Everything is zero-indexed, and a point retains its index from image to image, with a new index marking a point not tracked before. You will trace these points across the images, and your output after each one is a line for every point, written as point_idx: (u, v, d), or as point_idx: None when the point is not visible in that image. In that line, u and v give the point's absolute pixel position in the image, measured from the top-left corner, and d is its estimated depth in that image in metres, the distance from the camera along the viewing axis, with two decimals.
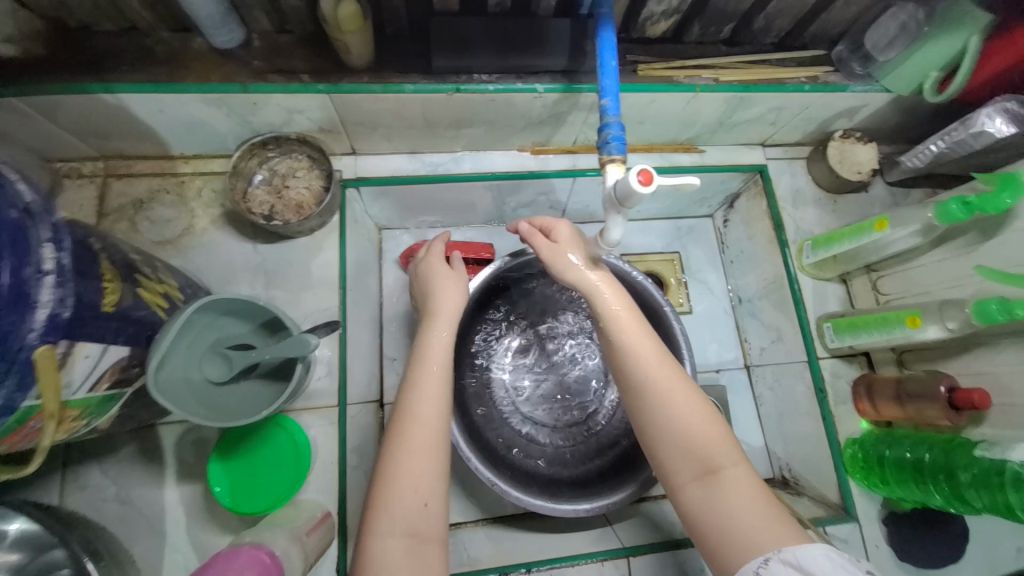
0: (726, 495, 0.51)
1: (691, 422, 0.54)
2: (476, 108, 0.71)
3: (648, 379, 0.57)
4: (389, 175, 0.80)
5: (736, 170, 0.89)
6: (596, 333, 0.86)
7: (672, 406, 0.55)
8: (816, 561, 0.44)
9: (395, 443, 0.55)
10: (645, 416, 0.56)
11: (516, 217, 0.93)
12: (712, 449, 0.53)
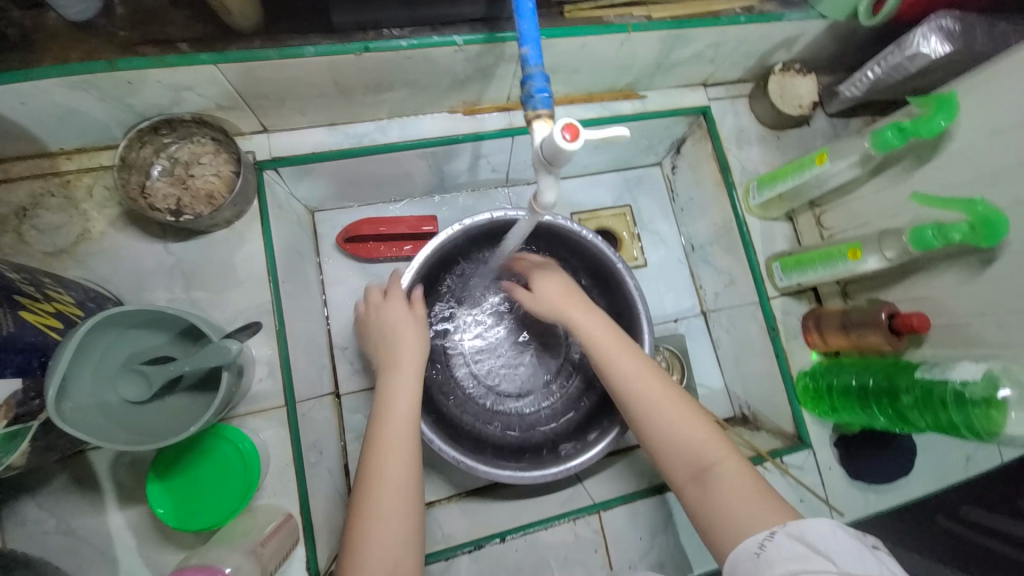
0: (717, 486, 0.53)
1: (681, 423, 0.57)
2: (393, 69, 0.64)
3: (630, 388, 0.60)
4: (308, 152, 0.73)
5: (678, 114, 0.86)
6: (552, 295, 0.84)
7: (659, 411, 0.58)
8: (819, 533, 0.45)
9: (368, 466, 0.55)
10: (638, 423, 0.59)
11: (458, 184, 0.88)
12: (699, 443, 0.55)
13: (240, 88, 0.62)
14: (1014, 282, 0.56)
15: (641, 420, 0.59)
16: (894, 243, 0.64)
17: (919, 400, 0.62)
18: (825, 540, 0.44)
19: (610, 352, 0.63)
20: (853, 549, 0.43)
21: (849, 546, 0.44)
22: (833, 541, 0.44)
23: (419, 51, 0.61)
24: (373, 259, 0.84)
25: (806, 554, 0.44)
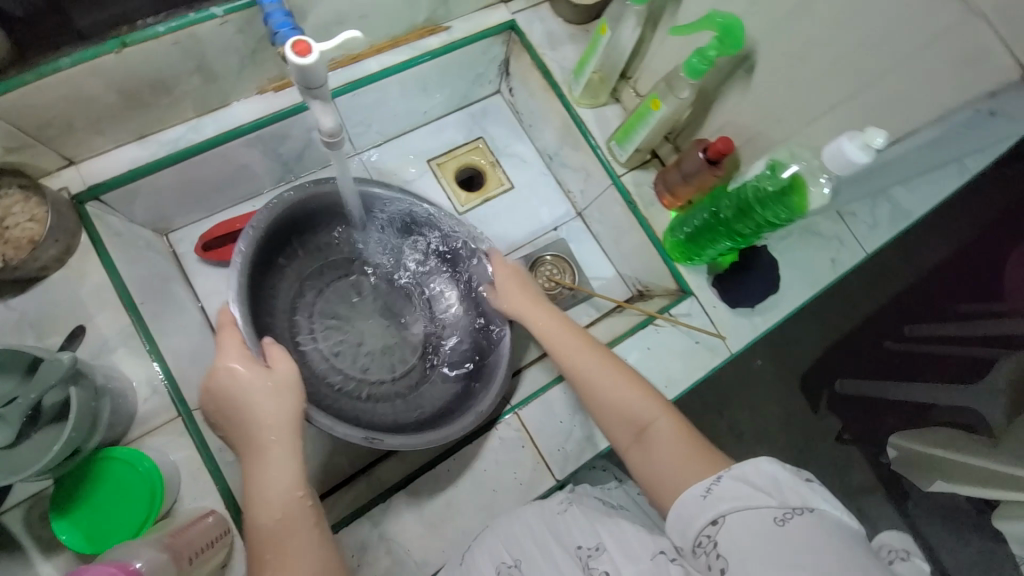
0: (656, 445, 0.60)
1: (625, 393, 0.64)
2: (167, 60, 0.64)
3: (584, 368, 0.67)
4: (126, 171, 0.72)
5: (488, 34, 0.88)
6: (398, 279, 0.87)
7: (614, 389, 0.65)
8: (761, 473, 0.52)
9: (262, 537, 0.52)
10: (591, 399, 0.66)
11: (304, 163, 0.89)
12: (643, 411, 0.63)
13: (14, 124, 0.61)
14: (773, 78, 0.62)
15: (597, 394, 0.66)
16: (682, 82, 0.70)
17: (738, 210, 0.67)
18: (766, 479, 0.51)
19: (568, 345, 0.70)
20: (786, 481, 0.50)
21: (784, 480, 0.50)
22: (770, 477, 0.51)
23: (185, 32, 0.62)
24: None
25: (748, 492, 0.50)
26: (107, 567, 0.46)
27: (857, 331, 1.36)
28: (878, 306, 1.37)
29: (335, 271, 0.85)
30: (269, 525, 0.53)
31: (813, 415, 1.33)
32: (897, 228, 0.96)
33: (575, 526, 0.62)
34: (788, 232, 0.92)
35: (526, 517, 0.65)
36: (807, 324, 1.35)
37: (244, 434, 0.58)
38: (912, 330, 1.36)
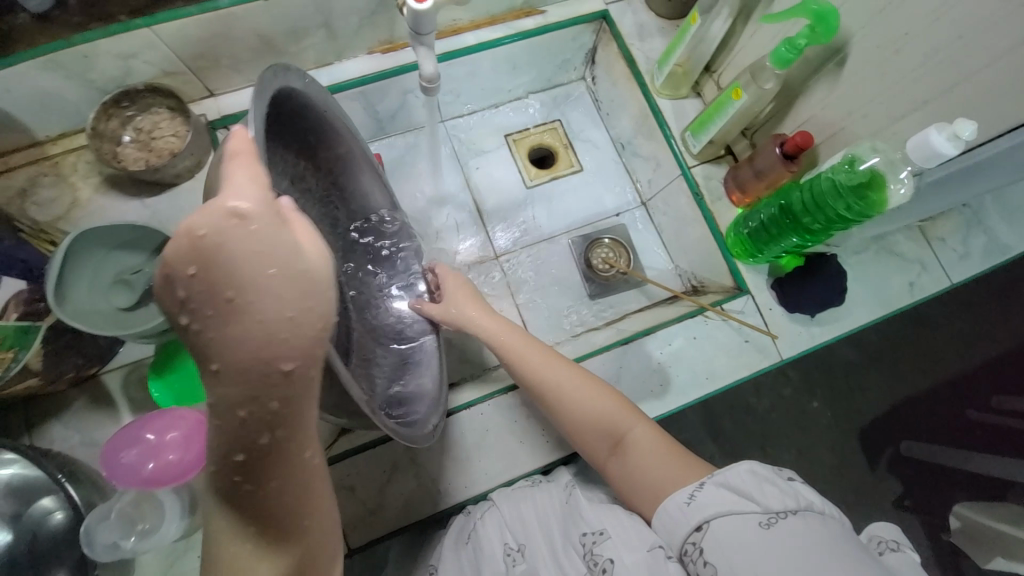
0: (633, 454, 0.60)
1: (594, 404, 0.63)
2: (302, 12, 0.75)
3: (547, 379, 0.65)
4: (251, 107, 0.83)
5: (581, 21, 0.93)
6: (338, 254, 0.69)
7: (585, 402, 0.64)
8: (740, 478, 0.52)
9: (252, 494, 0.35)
10: (562, 411, 0.65)
11: (396, 123, 0.98)
12: (616, 420, 0.62)
13: (178, 51, 0.73)
14: (863, 70, 0.62)
15: (566, 409, 0.64)
16: (767, 74, 0.71)
17: (810, 204, 0.66)
18: (745, 483, 0.52)
19: (527, 362, 0.67)
20: (768, 490, 0.51)
21: (765, 485, 0.52)
22: (751, 484, 0.52)
23: None
24: None
25: (734, 500, 0.51)
26: (195, 412, 0.54)
27: (937, 390, 1.25)
28: (964, 368, 1.26)
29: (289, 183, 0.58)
30: (248, 487, 0.34)
31: (871, 473, 1.21)
32: (990, 261, 0.89)
33: (576, 514, 0.63)
34: (864, 247, 0.86)
35: (535, 500, 0.67)
36: (880, 367, 1.24)
37: (235, 352, 0.30)
38: (1002, 403, 1.25)
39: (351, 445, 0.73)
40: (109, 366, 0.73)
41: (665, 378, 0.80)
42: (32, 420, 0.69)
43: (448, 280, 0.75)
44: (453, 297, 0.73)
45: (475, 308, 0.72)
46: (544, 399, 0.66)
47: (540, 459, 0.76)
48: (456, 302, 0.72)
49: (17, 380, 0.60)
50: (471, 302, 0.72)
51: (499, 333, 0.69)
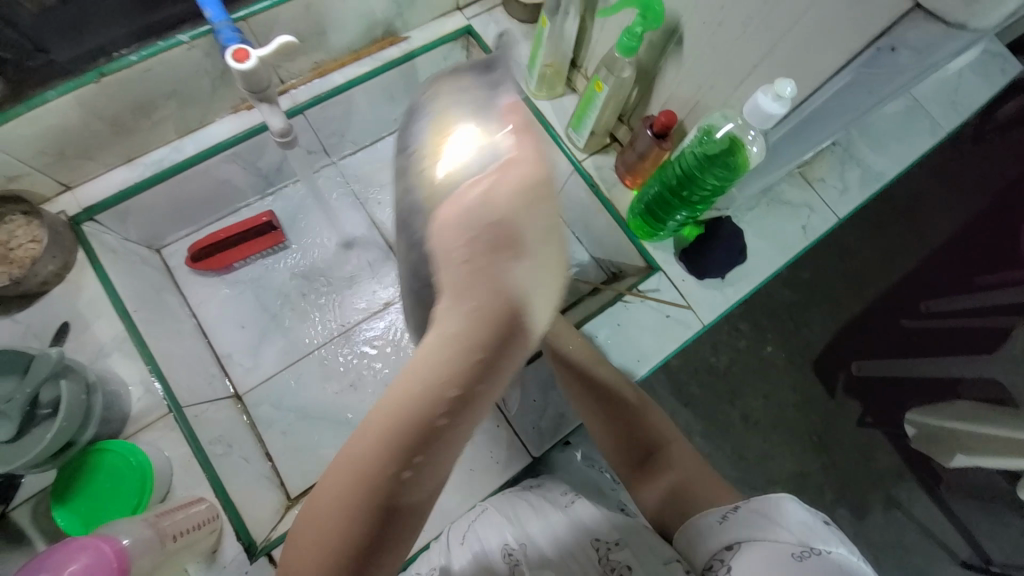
0: (664, 467, 0.63)
1: (633, 416, 0.68)
2: (143, 87, 0.71)
3: (595, 389, 0.69)
4: (117, 191, 0.79)
5: (446, 40, 0.94)
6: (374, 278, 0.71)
7: (629, 415, 0.68)
8: (781, 507, 0.50)
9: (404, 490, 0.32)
10: (602, 420, 0.69)
11: (283, 175, 0.95)
12: (655, 434, 0.67)
13: (12, 153, 0.68)
14: (697, 47, 0.65)
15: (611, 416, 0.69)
16: (621, 64, 0.73)
17: (684, 177, 0.69)
18: (787, 513, 0.49)
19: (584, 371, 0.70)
20: (805, 517, 0.49)
21: (803, 518, 0.49)
22: (787, 510, 0.50)
23: (155, 59, 0.68)
24: (229, 268, 0.91)
25: (764, 524, 0.49)
26: (96, 538, 0.52)
27: (866, 311, 1.32)
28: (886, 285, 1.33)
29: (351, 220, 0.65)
30: (406, 477, 0.32)
31: (830, 402, 1.28)
32: (868, 189, 0.96)
33: (591, 514, 0.60)
34: (755, 203, 0.91)
35: (532, 504, 0.65)
36: (807, 304, 1.31)
37: (486, 298, 0.32)
38: (931, 306, 1.32)
39: None
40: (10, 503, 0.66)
41: None
42: None
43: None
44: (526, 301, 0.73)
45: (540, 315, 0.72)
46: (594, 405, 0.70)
47: (496, 479, 0.75)
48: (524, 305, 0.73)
49: None
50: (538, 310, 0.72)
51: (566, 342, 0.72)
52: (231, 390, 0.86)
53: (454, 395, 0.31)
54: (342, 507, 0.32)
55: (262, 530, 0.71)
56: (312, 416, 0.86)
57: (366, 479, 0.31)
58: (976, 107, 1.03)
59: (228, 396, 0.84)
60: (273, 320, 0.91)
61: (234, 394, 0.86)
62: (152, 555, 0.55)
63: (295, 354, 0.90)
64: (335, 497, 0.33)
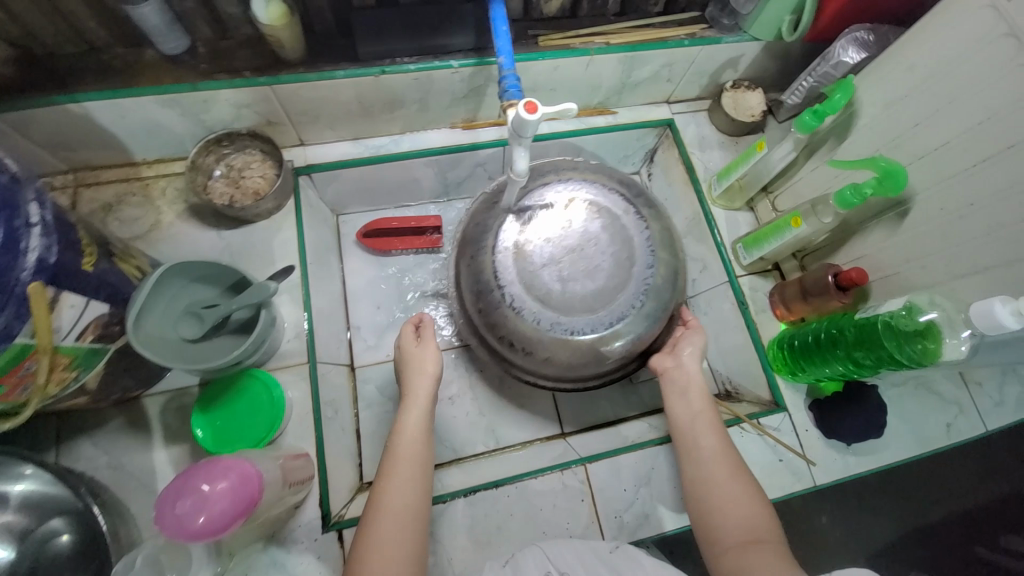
0: (756, 558, 0.56)
1: (734, 498, 0.63)
2: (403, 89, 0.82)
3: (703, 453, 0.67)
4: (337, 160, 0.89)
5: (647, 126, 1.01)
6: (527, 263, 0.73)
7: (735, 494, 0.63)
8: None
9: (392, 458, 0.65)
10: (700, 485, 0.65)
11: (459, 189, 1.03)
12: (757, 523, 0.60)
13: (287, 105, 0.79)
14: (925, 225, 0.65)
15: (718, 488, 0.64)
16: (828, 209, 0.74)
17: (861, 338, 0.69)
18: None
19: (699, 428, 0.69)
20: None
21: None
22: None
23: (424, 73, 0.79)
24: (388, 253, 0.98)
25: None
26: (242, 463, 0.53)
27: (948, 521, 1.19)
28: (984, 501, 1.19)
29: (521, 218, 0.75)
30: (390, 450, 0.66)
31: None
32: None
33: (634, 560, 0.62)
34: (903, 381, 0.87)
35: (576, 546, 0.65)
36: (900, 497, 1.20)
37: (410, 377, 0.73)
38: (1011, 542, 1.17)
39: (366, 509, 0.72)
40: (153, 389, 0.73)
41: None
42: (67, 429, 0.69)
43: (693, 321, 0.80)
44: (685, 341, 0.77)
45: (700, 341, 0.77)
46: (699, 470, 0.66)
47: None
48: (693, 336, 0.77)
49: (68, 396, 0.60)
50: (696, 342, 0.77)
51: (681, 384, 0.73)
52: (349, 360, 0.90)
53: (409, 421, 0.69)
54: (388, 484, 0.63)
55: (337, 504, 0.73)
56: None
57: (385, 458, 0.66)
58: None
59: (346, 364, 0.89)
60: (405, 311, 0.96)
61: (350, 364, 0.90)
62: (272, 489, 0.59)
63: None
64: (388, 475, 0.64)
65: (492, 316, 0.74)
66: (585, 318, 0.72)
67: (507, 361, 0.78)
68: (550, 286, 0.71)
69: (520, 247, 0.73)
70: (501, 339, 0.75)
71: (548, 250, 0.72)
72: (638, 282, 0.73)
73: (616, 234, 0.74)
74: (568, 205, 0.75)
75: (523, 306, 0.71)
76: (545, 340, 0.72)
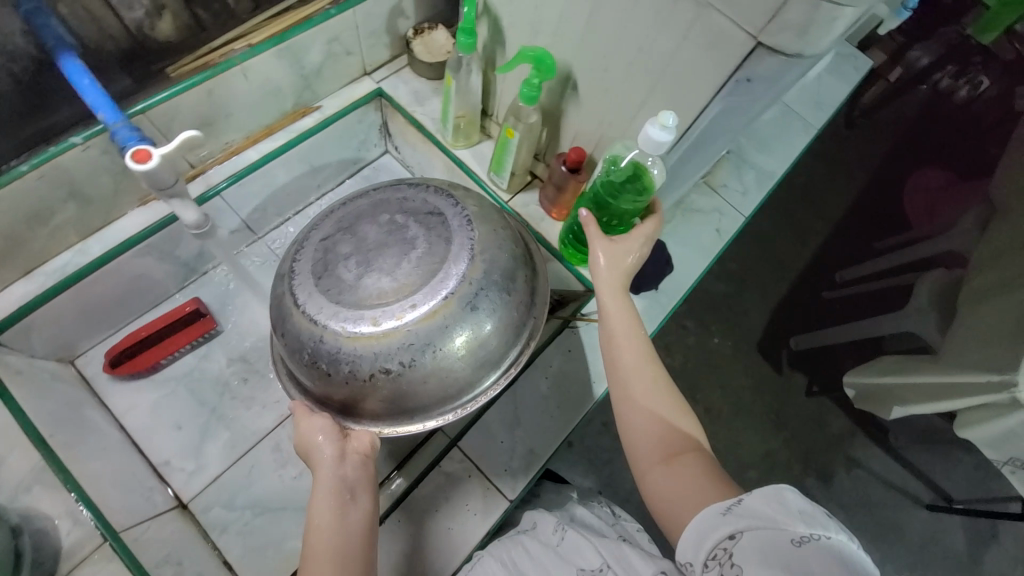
0: (687, 472, 0.54)
1: (659, 412, 0.60)
2: (38, 194, 0.67)
3: (631, 371, 0.62)
4: (15, 307, 0.72)
5: (358, 105, 0.96)
6: (351, 291, 0.66)
7: (653, 405, 0.60)
8: (780, 498, 0.44)
9: (313, 536, 0.58)
10: (630, 399, 0.61)
11: (206, 260, 0.90)
12: (681, 436, 0.58)
13: None
14: (592, 86, 0.71)
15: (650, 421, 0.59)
16: (525, 110, 0.79)
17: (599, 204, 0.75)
18: (786, 508, 0.43)
19: (623, 345, 0.64)
20: (807, 506, 0.43)
21: (802, 507, 0.43)
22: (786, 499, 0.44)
23: (48, 165, 0.65)
24: (158, 366, 0.84)
25: (765, 518, 0.43)
26: None
27: (797, 288, 1.47)
28: (810, 258, 1.50)
29: (317, 266, 0.69)
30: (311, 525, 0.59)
31: (781, 377, 1.40)
32: (765, 187, 1.05)
33: (578, 548, 0.67)
34: (670, 215, 0.99)
35: (526, 549, 0.69)
36: (756, 288, 1.47)
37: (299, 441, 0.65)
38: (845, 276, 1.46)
39: None
40: None
41: (559, 399, 0.83)
42: None
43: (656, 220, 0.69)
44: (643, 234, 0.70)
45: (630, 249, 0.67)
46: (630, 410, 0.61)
47: (479, 528, 0.74)
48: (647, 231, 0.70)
49: None
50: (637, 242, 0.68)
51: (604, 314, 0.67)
52: (174, 500, 0.78)
53: (333, 482, 0.61)
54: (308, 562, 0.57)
55: None
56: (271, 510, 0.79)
57: (313, 535, 0.58)
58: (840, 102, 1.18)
59: (172, 507, 0.76)
60: (214, 413, 0.84)
61: (177, 503, 0.78)
62: None
63: (242, 447, 0.82)
64: (310, 562, 0.57)
65: (345, 362, 0.66)
66: (443, 277, 0.67)
67: (409, 404, 0.69)
68: (378, 290, 0.66)
69: (331, 292, 0.67)
70: (373, 374, 0.66)
71: (352, 263, 0.67)
72: (456, 219, 0.72)
73: (401, 211, 0.72)
74: (338, 230, 0.71)
75: (363, 321, 0.65)
76: (413, 332, 0.65)
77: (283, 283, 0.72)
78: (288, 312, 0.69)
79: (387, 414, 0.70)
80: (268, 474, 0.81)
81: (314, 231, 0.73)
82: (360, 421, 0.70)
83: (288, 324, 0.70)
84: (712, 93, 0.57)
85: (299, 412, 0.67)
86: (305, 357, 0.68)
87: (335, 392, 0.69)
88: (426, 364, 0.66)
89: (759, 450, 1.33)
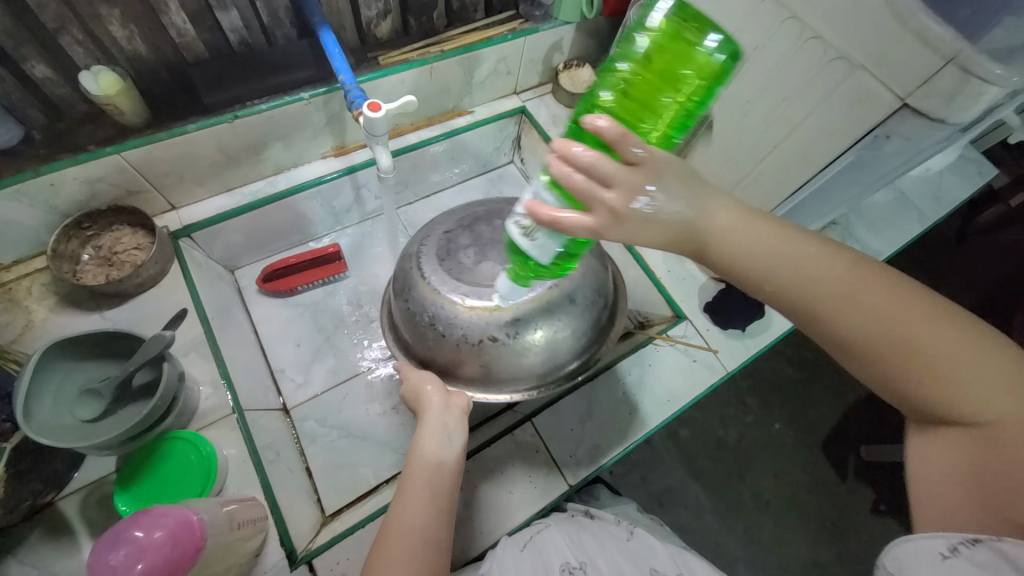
0: (945, 462, 0.48)
1: (920, 384, 0.47)
2: (262, 130, 0.85)
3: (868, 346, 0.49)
4: (215, 214, 0.90)
5: (503, 116, 1.11)
6: (471, 274, 0.72)
7: (916, 378, 0.47)
8: None
9: (412, 465, 0.65)
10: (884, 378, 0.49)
11: (351, 216, 1.07)
12: (956, 399, 0.46)
13: (143, 171, 0.79)
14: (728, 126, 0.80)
15: (892, 377, 0.49)
16: None
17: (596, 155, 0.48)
18: None
19: (853, 315, 0.49)
20: None
21: None
22: None
23: (278, 110, 0.83)
24: (294, 290, 0.99)
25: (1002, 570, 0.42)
26: (180, 510, 0.52)
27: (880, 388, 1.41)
28: None
29: (441, 251, 0.75)
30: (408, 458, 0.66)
31: (843, 485, 1.33)
32: None
33: (650, 553, 0.76)
34: None
35: (596, 537, 0.76)
36: (823, 377, 1.43)
37: (408, 387, 0.74)
38: None
39: (336, 530, 0.75)
40: (66, 490, 0.68)
41: (634, 407, 0.87)
42: None
43: (567, 221, 0.46)
44: (620, 176, 0.46)
45: (605, 223, 0.47)
46: (868, 366, 0.50)
47: (535, 502, 0.78)
48: (621, 168, 0.46)
49: None
50: (608, 215, 0.46)
51: (793, 254, 0.50)
52: (281, 403, 0.89)
53: (435, 422, 0.68)
54: (403, 487, 0.63)
55: (303, 540, 0.71)
56: (352, 436, 0.89)
57: (412, 464, 0.65)
58: (959, 201, 1.18)
59: (278, 408, 0.88)
60: (326, 341, 0.97)
61: (282, 408, 0.89)
62: (220, 535, 0.57)
63: (344, 375, 0.94)
64: (408, 484, 0.63)
65: (458, 328, 0.71)
66: (551, 271, 0.72)
67: (500, 373, 0.74)
68: (494, 276, 0.71)
69: (453, 273, 0.72)
70: (482, 341, 0.71)
71: (471, 251, 0.74)
72: None
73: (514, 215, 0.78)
74: (457, 223, 0.78)
75: (481, 297, 0.70)
76: (523, 311, 0.70)
77: (406, 259, 0.79)
78: (408, 286, 0.76)
79: (480, 381, 0.76)
80: (357, 406, 0.92)
81: (438, 219, 0.80)
82: (456, 384, 0.76)
83: (405, 295, 0.76)
84: (844, 145, 0.65)
85: (405, 368, 0.76)
86: (421, 321, 0.74)
87: (440, 354, 0.75)
88: (526, 341, 0.71)
89: (802, 558, 1.27)
